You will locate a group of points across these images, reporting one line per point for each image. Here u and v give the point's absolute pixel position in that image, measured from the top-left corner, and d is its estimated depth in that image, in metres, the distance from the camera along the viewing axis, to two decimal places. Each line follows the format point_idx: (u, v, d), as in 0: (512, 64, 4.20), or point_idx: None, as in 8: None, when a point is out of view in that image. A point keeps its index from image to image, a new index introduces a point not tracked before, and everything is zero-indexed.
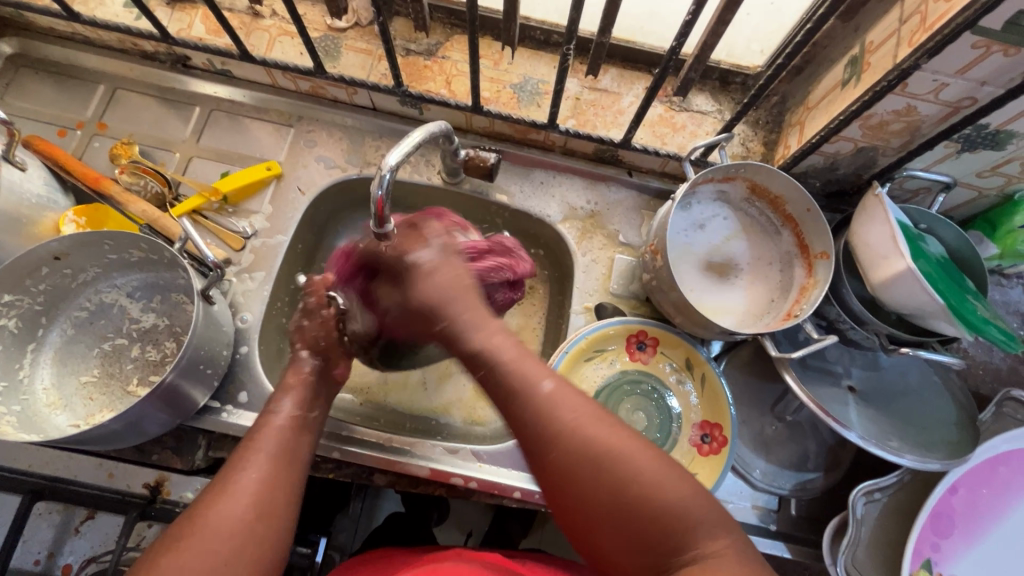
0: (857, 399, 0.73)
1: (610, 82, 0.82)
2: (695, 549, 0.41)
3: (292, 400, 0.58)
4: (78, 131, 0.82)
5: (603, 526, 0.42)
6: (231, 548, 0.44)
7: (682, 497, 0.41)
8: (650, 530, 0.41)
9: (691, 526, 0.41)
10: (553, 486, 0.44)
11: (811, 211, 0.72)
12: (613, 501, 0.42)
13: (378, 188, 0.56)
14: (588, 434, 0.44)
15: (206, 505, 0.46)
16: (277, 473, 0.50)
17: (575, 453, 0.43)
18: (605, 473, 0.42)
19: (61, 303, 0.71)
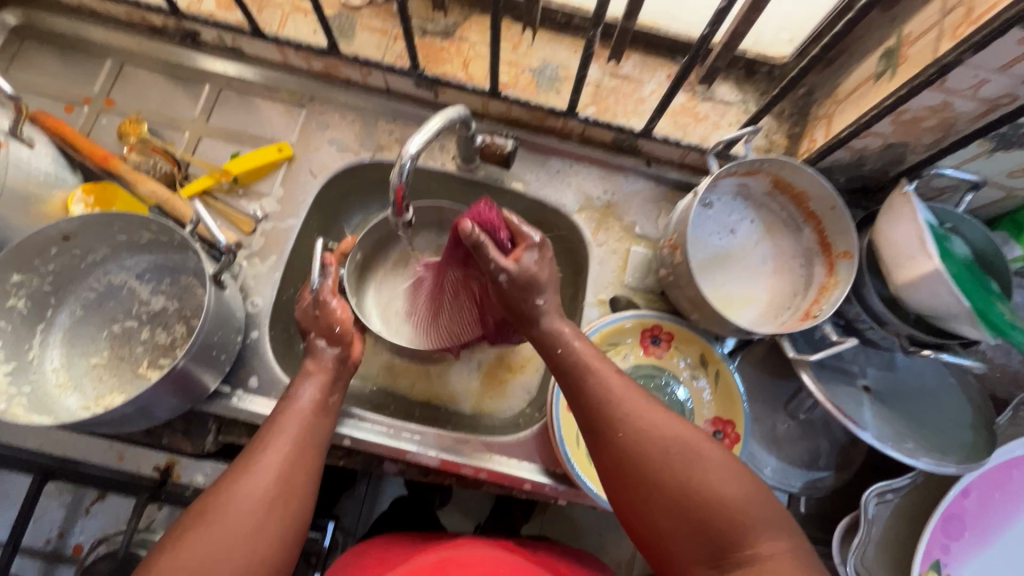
0: (873, 399, 0.72)
1: (632, 69, 0.80)
2: (753, 543, 0.46)
3: (313, 383, 0.62)
4: (85, 108, 0.80)
5: (668, 515, 0.49)
6: (255, 516, 0.50)
7: (741, 493, 0.48)
8: (710, 524, 0.47)
9: (749, 521, 0.47)
10: (630, 477, 0.52)
11: (835, 208, 0.71)
12: (681, 496, 0.49)
13: (398, 176, 0.55)
14: (664, 434, 0.52)
15: (234, 475, 0.52)
16: (296, 454, 0.55)
17: (653, 451, 0.51)
18: (678, 471, 0.50)
19: (70, 283, 0.70)
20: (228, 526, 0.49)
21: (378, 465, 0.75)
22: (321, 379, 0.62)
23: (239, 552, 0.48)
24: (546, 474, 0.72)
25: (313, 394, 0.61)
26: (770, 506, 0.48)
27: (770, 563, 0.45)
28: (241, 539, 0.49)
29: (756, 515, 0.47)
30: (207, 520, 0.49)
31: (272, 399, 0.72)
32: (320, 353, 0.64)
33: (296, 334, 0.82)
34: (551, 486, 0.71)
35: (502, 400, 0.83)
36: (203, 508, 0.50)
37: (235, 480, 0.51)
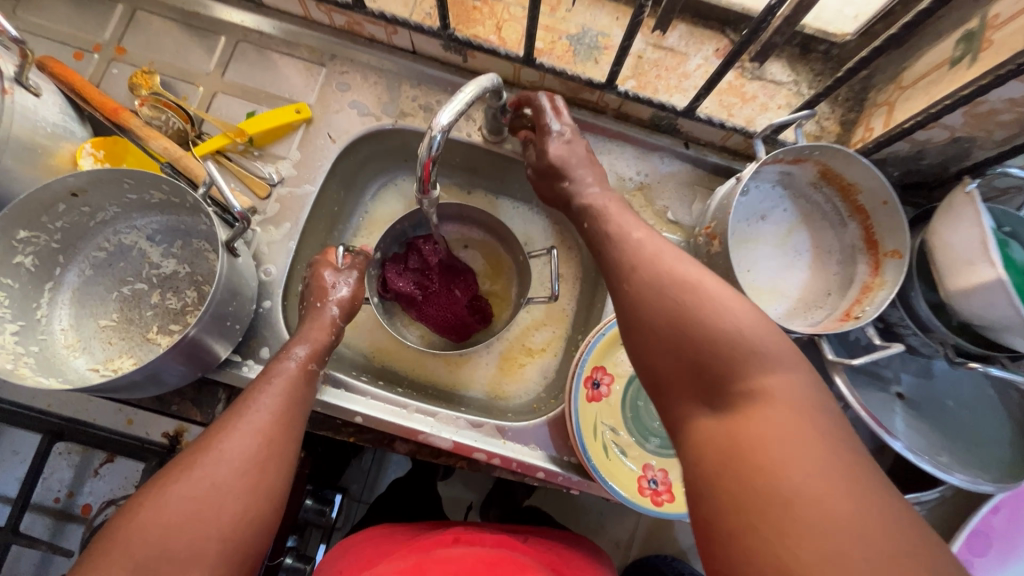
0: (905, 408, 0.69)
1: (677, 40, 0.74)
2: (754, 378, 0.40)
3: (301, 346, 0.59)
4: (95, 55, 0.76)
5: (669, 363, 0.45)
6: (239, 472, 0.46)
7: (743, 329, 0.42)
8: (716, 361, 0.42)
9: (749, 367, 0.41)
10: (632, 329, 0.48)
11: (888, 204, 0.66)
12: (681, 328, 0.44)
13: (428, 148, 0.51)
14: (667, 281, 0.47)
15: (212, 435, 0.48)
16: (283, 411, 0.52)
17: (655, 298, 0.47)
18: (678, 311, 0.45)
19: (79, 242, 0.68)
20: (208, 482, 0.44)
21: (390, 443, 0.74)
22: (317, 345, 0.61)
23: (211, 515, 0.43)
24: (559, 463, 0.70)
25: (304, 355, 0.59)
26: (785, 351, 0.42)
27: (776, 406, 0.39)
28: (225, 498, 0.44)
29: (762, 377, 0.40)
30: (185, 475, 0.44)
31: None
32: (325, 317, 0.63)
33: None
34: (564, 476, 0.69)
35: (518, 384, 0.81)
36: (179, 464, 0.45)
37: (213, 439, 0.47)
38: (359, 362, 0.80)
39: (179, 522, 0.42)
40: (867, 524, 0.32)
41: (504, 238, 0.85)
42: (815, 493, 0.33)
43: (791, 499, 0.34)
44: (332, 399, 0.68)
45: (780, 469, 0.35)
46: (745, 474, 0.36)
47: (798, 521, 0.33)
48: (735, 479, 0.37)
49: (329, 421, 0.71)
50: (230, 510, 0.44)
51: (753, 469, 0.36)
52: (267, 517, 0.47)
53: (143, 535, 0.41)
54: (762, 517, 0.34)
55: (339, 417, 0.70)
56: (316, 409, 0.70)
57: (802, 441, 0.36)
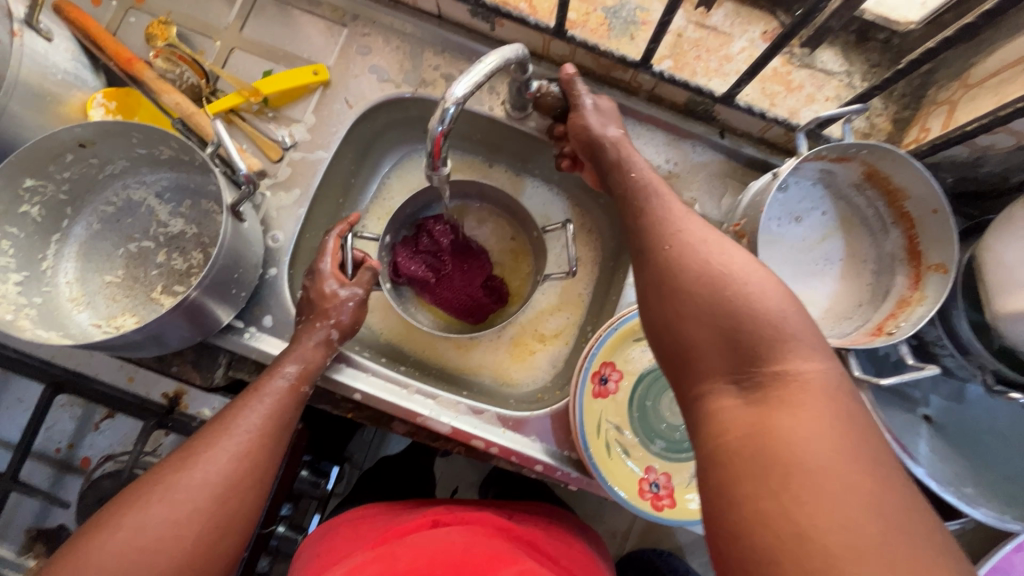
0: (932, 432, 0.65)
1: (722, 19, 0.69)
2: (783, 361, 0.37)
3: (291, 359, 0.59)
4: (113, 2, 0.73)
5: (697, 332, 0.40)
6: (209, 493, 0.47)
7: (785, 314, 0.38)
8: (749, 338, 0.38)
9: (784, 356, 0.37)
10: (659, 288, 0.44)
11: (938, 213, 0.61)
12: (713, 295, 0.40)
13: (439, 123, 0.48)
14: (705, 250, 0.43)
15: (184, 456, 0.49)
16: (263, 429, 0.53)
17: (690, 262, 0.43)
18: (713, 280, 0.41)
19: (87, 195, 0.67)
20: (176, 503, 0.46)
21: (388, 423, 0.72)
22: (309, 362, 0.60)
23: (182, 539, 0.45)
24: (560, 458, 0.68)
25: (296, 373, 0.58)
26: (821, 341, 0.39)
27: (807, 399, 0.35)
28: (190, 522, 0.46)
29: (800, 369, 0.37)
30: (152, 496, 0.46)
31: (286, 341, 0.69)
32: (316, 332, 0.61)
33: None
34: (563, 471, 0.67)
35: (524, 372, 0.79)
36: (147, 483, 0.47)
37: (184, 460, 0.48)
38: (362, 336, 0.79)
39: (146, 544, 0.44)
40: (894, 531, 0.30)
41: (522, 219, 0.82)
42: (844, 495, 0.31)
43: (818, 499, 0.31)
44: (331, 372, 0.67)
45: (813, 469, 0.32)
46: (772, 468, 0.33)
47: (831, 508, 0.31)
48: (761, 474, 0.33)
49: (329, 395, 0.70)
50: (195, 534, 0.46)
51: (782, 461, 0.33)
52: (234, 538, 0.48)
53: (107, 553, 0.43)
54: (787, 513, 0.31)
55: (338, 393, 0.68)
56: (316, 382, 0.68)
57: (835, 441, 0.33)
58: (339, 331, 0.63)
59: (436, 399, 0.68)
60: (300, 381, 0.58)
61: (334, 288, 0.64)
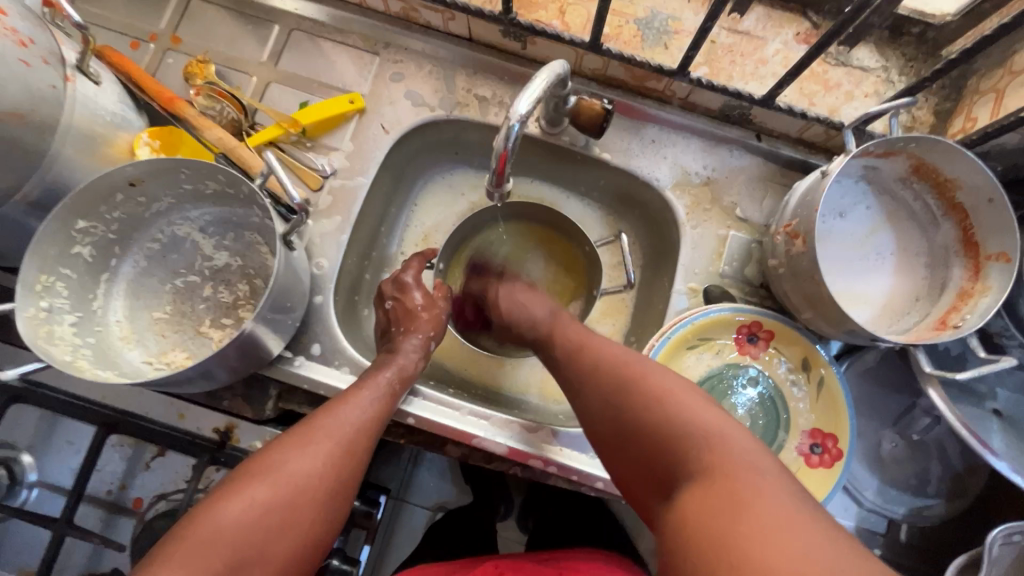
0: (1003, 425, 0.63)
1: (754, 24, 0.69)
2: (703, 455, 0.42)
3: (392, 366, 0.63)
4: (151, 45, 0.75)
5: (631, 453, 0.48)
6: (322, 482, 0.51)
7: (701, 421, 0.45)
8: (665, 444, 0.45)
9: (719, 437, 0.43)
10: (581, 391, 0.55)
11: (994, 201, 0.59)
12: (632, 432, 0.48)
13: (505, 139, 0.48)
14: (626, 381, 0.51)
15: (300, 441, 0.52)
16: (368, 424, 0.56)
17: (609, 410, 0.51)
18: (613, 403, 0.51)
19: (134, 233, 0.67)
20: (294, 485, 0.49)
21: (440, 447, 0.71)
22: (402, 369, 0.63)
23: (289, 526, 0.48)
24: None
25: (393, 375, 0.62)
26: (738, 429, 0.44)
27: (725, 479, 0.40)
28: (306, 505, 0.49)
29: (727, 449, 0.42)
30: (271, 476, 0.49)
31: (335, 367, 0.68)
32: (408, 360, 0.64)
33: (358, 299, 0.79)
34: None
35: None
36: (265, 462, 0.50)
37: (300, 444, 0.52)
38: None
39: (267, 526, 0.47)
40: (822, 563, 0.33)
41: (572, 234, 0.80)
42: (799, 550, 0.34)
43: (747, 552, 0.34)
44: None
45: (764, 525, 0.36)
46: (716, 522, 0.37)
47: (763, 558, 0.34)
48: (710, 531, 0.37)
49: None
50: (308, 519, 0.49)
51: (724, 519, 0.37)
52: (335, 530, 0.52)
53: (230, 525, 0.46)
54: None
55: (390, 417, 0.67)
56: None
57: (781, 508, 0.37)
58: (434, 341, 0.69)
59: (489, 419, 0.67)
60: (400, 385, 0.62)
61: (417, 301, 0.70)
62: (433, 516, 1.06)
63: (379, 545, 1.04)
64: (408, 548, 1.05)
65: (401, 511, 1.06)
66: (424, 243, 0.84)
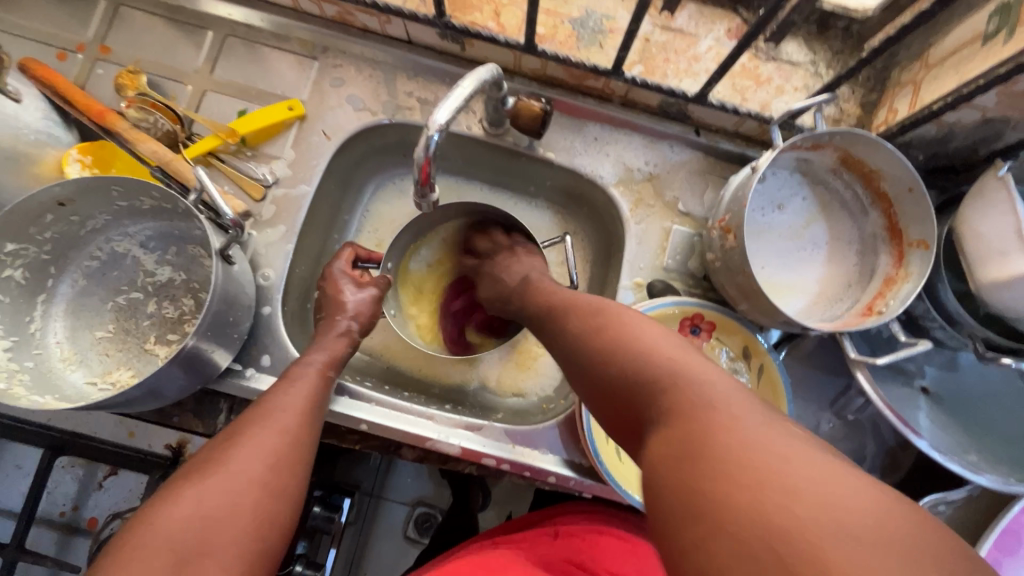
0: (930, 402, 0.66)
1: (686, 21, 0.70)
2: (673, 398, 0.38)
3: (318, 355, 0.62)
4: (79, 55, 0.73)
5: (606, 404, 0.44)
6: (264, 464, 0.47)
7: (669, 358, 0.41)
8: (639, 388, 0.41)
9: (681, 370, 0.40)
10: (555, 348, 0.53)
11: (914, 190, 0.62)
12: (602, 379, 0.44)
13: (423, 150, 0.48)
14: (599, 326, 0.48)
15: (231, 436, 0.49)
16: (302, 404, 0.54)
17: (581, 360, 0.47)
18: (585, 353, 0.47)
19: (70, 252, 0.66)
20: (234, 474, 0.45)
21: (396, 450, 0.72)
22: (335, 351, 0.63)
23: (235, 516, 0.43)
24: (571, 467, 0.68)
25: (321, 361, 0.61)
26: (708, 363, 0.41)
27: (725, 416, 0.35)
28: (251, 490, 0.45)
29: (687, 384, 0.38)
30: (207, 472, 0.45)
31: None
32: (340, 335, 0.66)
33: (310, 307, 0.79)
34: (576, 480, 0.67)
35: (533, 378, 0.80)
36: (199, 464, 0.47)
37: (233, 438, 0.49)
38: (365, 367, 0.78)
39: (209, 513, 0.43)
40: (833, 498, 0.29)
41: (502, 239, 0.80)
42: (771, 469, 0.31)
43: (761, 490, 0.30)
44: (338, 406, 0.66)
45: (735, 446, 0.33)
46: (695, 462, 0.33)
47: (767, 497, 0.29)
48: (697, 479, 0.32)
49: (333, 428, 0.69)
50: (257, 500, 0.45)
51: (692, 447, 0.34)
52: (293, 509, 0.47)
53: (165, 528, 0.41)
54: (713, 507, 0.30)
55: (343, 424, 0.68)
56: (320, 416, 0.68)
57: (777, 439, 0.33)
58: (361, 325, 0.69)
59: (442, 421, 0.68)
60: (329, 370, 0.61)
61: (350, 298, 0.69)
62: (411, 511, 1.09)
63: (358, 540, 1.08)
64: (388, 543, 1.08)
65: (379, 508, 1.09)
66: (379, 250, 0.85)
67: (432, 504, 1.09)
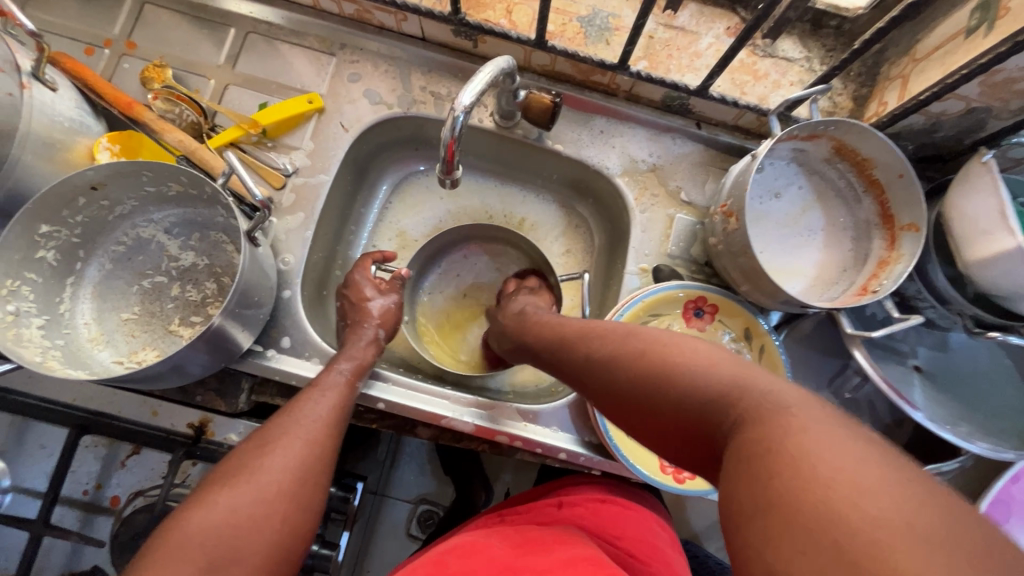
0: (923, 379, 0.69)
1: (688, 19, 0.74)
2: (744, 411, 0.38)
3: (344, 359, 0.63)
4: (106, 51, 0.76)
5: (658, 420, 0.44)
6: (291, 475, 0.50)
7: (720, 372, 0.42)
8: (701, 408, 0.41)
9: (745, 385, 0.40)
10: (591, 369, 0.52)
11: (904, 176, 0.66)
12: (650, 392, 0.45)
13: (450, 131, 0.52)
14: (642, 346, 0.48)
15: (260, 441, 0.52)
16: (328, 417, 0.56)
17: (623, 379, 0.48)
18: (635, 367, 0.47)
19: (98, 237, 0.68)
20: (264, 484, 0.49)
21: (412, 429, 0.74)
22: (361, 361, 0.64)
23: (262, 527, 0.47)
24: (581, 444, 0.70)
25: (350, 370, 0.62)
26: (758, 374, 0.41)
27: (796, 428, 0.35)
28: (279, 501, 0.49)
29: (759, 396, 0.39)
30: (237, 477, 0.48)
31: (306, 359, 0.71)
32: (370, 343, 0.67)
33: (325, 293, 0.81)
34: (586, 457, 0.70)
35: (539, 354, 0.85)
36: (227, 469, 0.50)
37: (261, 445, 0.52)
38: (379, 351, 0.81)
39: (240, 522, 0.46)
40: (897, 510, 0.29)
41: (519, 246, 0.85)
42: (833, 477, 0.31)
43: (839, 500, 0.30)
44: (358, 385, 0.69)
45: (801, 461, 0.33)
46: (775, 470, 0.33)
47: (837, 507, 0.30)
48: (775, 490, 0.32)
49: (351, 408, 0.72)
50: (283, 510, 0.48)
51: (781, 463, 0.33)
52: (313, 520, 0.51)
53: (200, 528, 0.45)
54: (784, 517, 0.31)
55: (362, 404, 0.70)
56: None
57: (833, 444, 0.33)
58: (384, 330, 0.70)
59: (457, 400, 0.71)
60: (355, 377, 0.62)
61: (371, 294, 0.71)
62: (414, 509, 1.11)
63: (363, 537, 1.08)
64: (391, 540, 1.10)
65: (383, 505, 1.11)
66: (399, 238, 0.89)
67: (436, 501, 1.11)
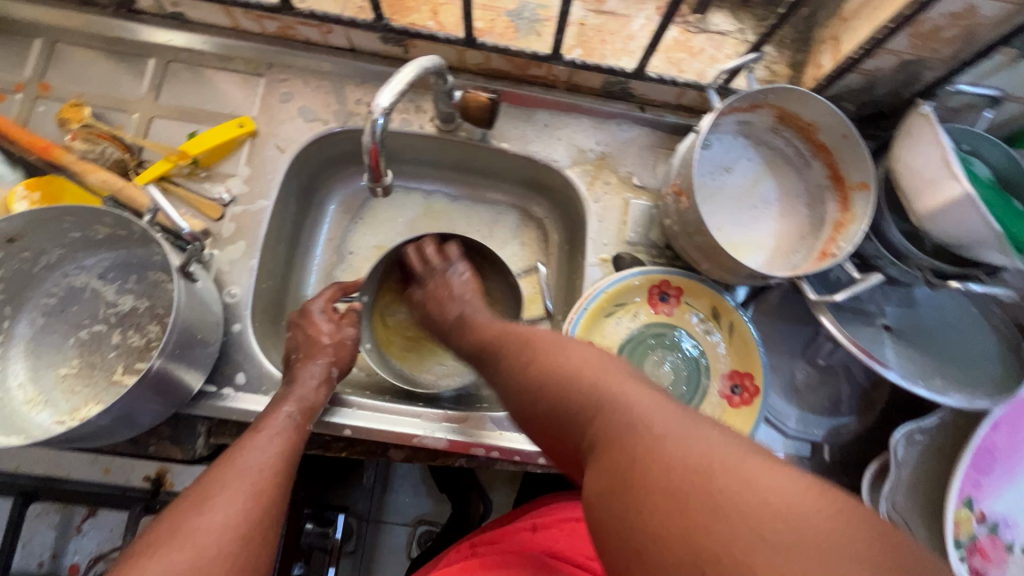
0: (893, 339, 0.68)
1: (617, 3, 0.74)
2: (643, 436, 0.36)
3: (291, 400, 0.60)
4: (18, 95, 0.72)
5: (577, 451, 0.41)
6: (234, 533, 0.45)
7: (618, 394, 0.40)
8: (604, 437, 0.38)
9: (650, 418, 0.37)
10: (518, 390, 0.48)
11: (848, 137, 0.65)
12: (570, 416, 0.42)
13: (371, 136, 0.50)
14: (560, 363, 0.45)
15: (196, 500, 0.46)
16: (274, 465, 0.52)
17: (541, 407, 0.44)
18: (551, 396, 0.44)
19: (26, 290, 0.64)
20: (202, 545, 0.43)
21: (383, 452, 0.71)
22: (307, 398, 0.61)
23: None
24: None
25: (297, 411, 0.59)
26: (654, 397, 0.39)
27: (707, 460, 0.32)
28: (221, 562, 0.43)
29: (667, 423, 0.36)
30: (172, 542, 0.42)
31: (263, 393, 0.67)
32: (319, 373, 0.64)
33: (281, 322, 0.78)
34: None
35: None
36: (157, 534, 0.43)
37: (197, 504, 0.46)
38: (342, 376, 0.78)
39: None
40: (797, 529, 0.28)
41: (482, 258, 0.81)
42: (741, 505, 0.29)
43: (725, 527, 0.29)
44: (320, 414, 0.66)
45: (719, 491, 0.30)
46: (678, 506, 0.31)
47: (729, 533, 0.28)
48: (671, 520, 0.31)
49: (316, 438, 0.68)
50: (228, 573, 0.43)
51: (678, 486, 0.32)
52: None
53: None
54: (699, 548, 0.29)
55: (326, 433, 0.67)
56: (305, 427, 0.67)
57: (729, 465, 0.32)
58: (337, 367, 0.66)
59: (426, 417, 0.68)
60: (304, 420, 0.59)
61: (326, 328, 0.68)
62: (413, 531, 1.07)
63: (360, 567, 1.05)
64: (393, 566, 1.06)
65: (380, 532, 1.07)
66: (380, 255, 0.86)
67: (434, 521, 1.08)
